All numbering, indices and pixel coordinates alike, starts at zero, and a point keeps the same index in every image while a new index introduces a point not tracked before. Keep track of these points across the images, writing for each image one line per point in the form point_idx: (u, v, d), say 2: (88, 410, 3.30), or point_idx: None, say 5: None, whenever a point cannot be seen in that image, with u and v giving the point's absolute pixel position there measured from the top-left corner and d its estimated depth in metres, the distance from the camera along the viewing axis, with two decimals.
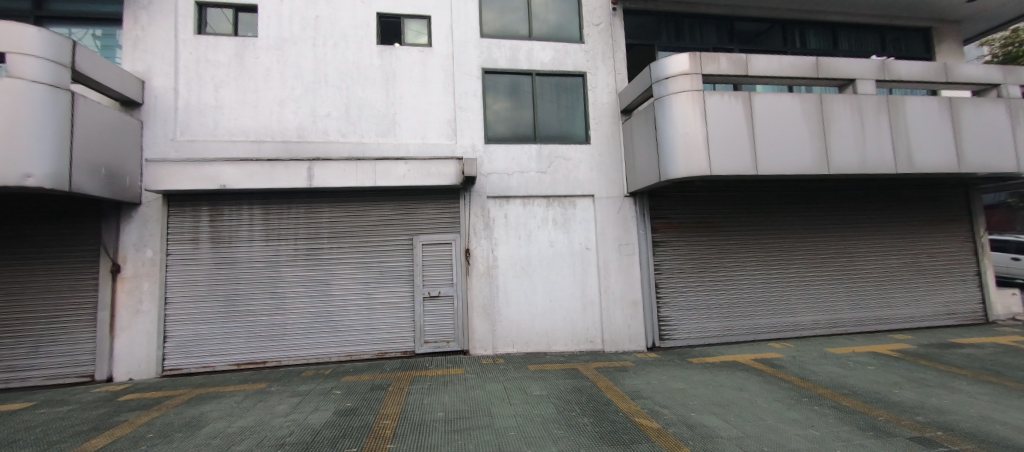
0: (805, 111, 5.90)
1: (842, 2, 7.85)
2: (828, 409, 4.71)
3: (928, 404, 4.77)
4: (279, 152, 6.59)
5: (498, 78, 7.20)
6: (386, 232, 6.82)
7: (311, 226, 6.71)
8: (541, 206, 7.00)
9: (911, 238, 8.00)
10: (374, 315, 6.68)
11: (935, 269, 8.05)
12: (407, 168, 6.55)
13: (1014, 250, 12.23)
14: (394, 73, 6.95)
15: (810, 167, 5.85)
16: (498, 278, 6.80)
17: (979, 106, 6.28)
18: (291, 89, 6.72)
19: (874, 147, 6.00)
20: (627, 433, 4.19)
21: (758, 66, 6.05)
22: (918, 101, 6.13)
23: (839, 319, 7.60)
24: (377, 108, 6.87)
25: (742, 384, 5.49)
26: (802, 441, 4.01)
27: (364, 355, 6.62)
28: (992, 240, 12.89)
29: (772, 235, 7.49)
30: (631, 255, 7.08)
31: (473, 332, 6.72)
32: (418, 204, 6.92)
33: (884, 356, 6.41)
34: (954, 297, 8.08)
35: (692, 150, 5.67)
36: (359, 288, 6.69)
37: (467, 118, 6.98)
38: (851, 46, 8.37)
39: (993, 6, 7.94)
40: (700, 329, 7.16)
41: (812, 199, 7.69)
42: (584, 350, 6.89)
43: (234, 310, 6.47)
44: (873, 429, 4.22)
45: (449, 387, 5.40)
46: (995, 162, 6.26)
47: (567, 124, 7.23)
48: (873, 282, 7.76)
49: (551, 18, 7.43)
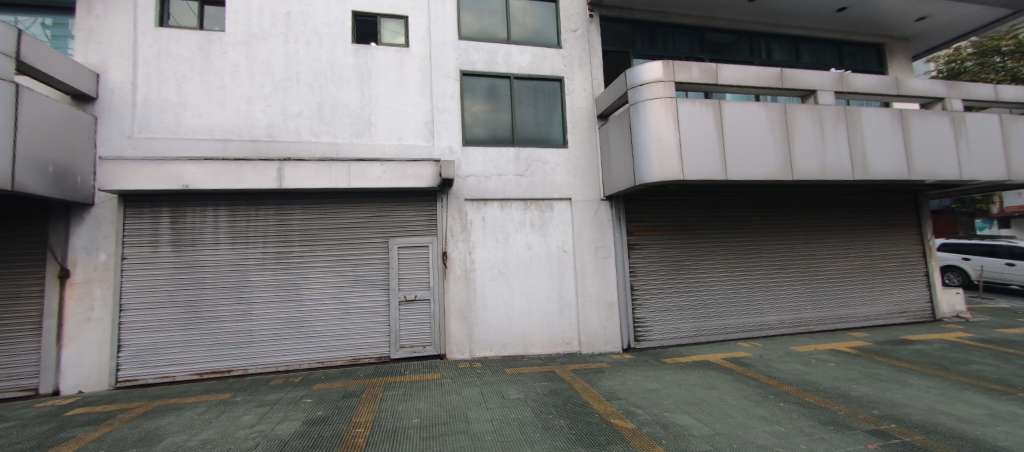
0: (771, 119, 6.17)
1: (804, 17, 8.28)
2: (793, 405, 4.91)
3: (883, 398, 5.05)
4: (248, 151, 6.34)
5: (476, 80, 7.17)
6: (361, 235, 6.66)
7: (282, 229, 6.47)
8: (519, 209, 7.02)
9: (867, 241, 8.48)
10: (347, 320, 6.49)
11: (888, 270, 8.55)
12: (383, 170, 6.41)
13: (1007, 255, 12.04)
14: (369, 73, 6.83)
15: (776, 173, 6.11)
16: (476, 282, 6.76)
17: (925, 118, 6.75)
18: (260, 86, 6.49)
19: (834, 154, 6.34)
20: (603, 434, 4.23)
21: (728, 75, 6.29)
22: (872, 112, 6.53)
23: (802, 319, 7.96)
24: (352, 108, 6.72)
25: (713, 382, 5.66)
26: (769, 437, 4.16)
27: (337, 362, 6.42)
28: (977, 245, 12.61)
29: (740, 238, 7.77)
30: (607, 258, 7.19)
31: (450, 336, 6.65)
32: (395, 207, 6.80)
33: (844, 353, 6.74)
34: (906, 296, 8.62)
35: (666, 155, 5.81)
36: (332, 292, 6.49)
37: (444, 120, 6.92)
38: (812, 59, 8.83)
39: (937, 25, 8.56)
40: (673, 330, 7.33)
41: (777, 204, 8.02)
42: (561, 353, 6.93)
43: (196, 317, 6.15)
44: (834, 423, 4.43)
45: (425, 392, 5.31)
46: (941, 171, 6.72)
47: (545, 128, 7.28)
48: (833, 283, 8.18)
49: (529, 23, 7.48)
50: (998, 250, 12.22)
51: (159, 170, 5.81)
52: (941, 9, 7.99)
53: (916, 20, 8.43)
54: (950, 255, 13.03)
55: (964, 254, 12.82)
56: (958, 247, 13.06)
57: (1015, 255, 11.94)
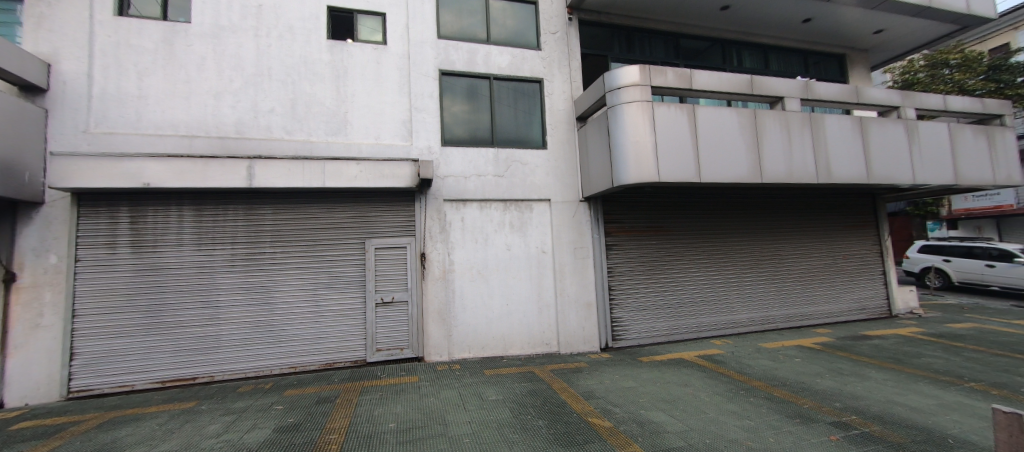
0: (742, 124, 6.39)
1: (772, 26, 8.64)
2: (762, 400, 5.09)
3: (844, 391, 5.31)
4: (215, 148, 6.07)
5: (455, 80, 7.12)
6: (336, 236, 6.49)
7: (252, 230, 6.24)
8: (498, 210, 7.01)
9: (829, 242, 8.91)
10: (321, 323, 6.31)
11: (849, 269, 9.01)
12: (359, 169, 6.27)
13: (988, 256, 12.00)
14: (345, 70, 6.67)
15: (747, 176, 6.34)
16: (455, 283, 6.70)
17: (882, 125, 7.15)
18: (229, 81, 6.24)
19: (800, 159, 6.62)
20: (581, 433, 4.26)
21: (701, 80, 6.48)
22: (835, 119, 6.87)
23: (770, 317, 8.27)
24: (327, 106, 6.55)
25: (687, 380, 5.80)
26: (740, 431, 4.30)
27: (310, 366, 6.23)
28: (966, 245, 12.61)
29: (713, 239, 8.02)
30: (586, 258, 7.27)
31: (428, 338, 6.56)
32: (371, 207, 6.66)
33: (809, 349, 7.06)
34: (865, 294, 9.09)
35: (642, 157, 5.93)
36: (305, 294, 6.30)
37: (423, 120, 6.84)
38: (779, 67, 9.21)
39: (892, 38, 9.09)
40: (649, 329, 7.48)
41: (747, 205, 8.32)
42: (540, 353, 6.95)
43: (158, 322, 5.84)
44: (800, 417, 4.63)
45: (401, 396, 5.22)
46: (896, 175, 7.14)
47: (524, 129, 7.30)
48: (799, 282, 8.55)
49: (508, 24, 7.50)
50: (979, 251, 12.26)
51: (116, 167, 5.49)
52: (896, 24, 8.48)
53: (875, 32, 8.92)
54: (933, 256, 13.43)
55: (946, 256, 13.10)
56: (943, 250, 13.32)
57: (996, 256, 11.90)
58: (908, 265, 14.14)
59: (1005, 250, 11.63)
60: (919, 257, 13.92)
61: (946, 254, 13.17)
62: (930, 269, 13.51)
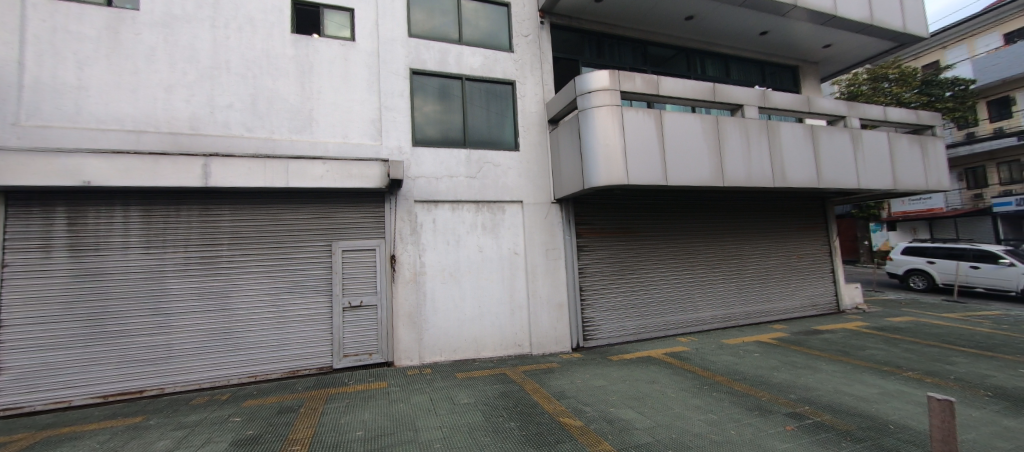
0: (705, 130, 6.68)
1: (732, 37, 9.08)
2: (724, 394, 5.32)
3: (798, 383, 5.63)
4: (167, 145, 5.69)
5: (426, 80, 7.03)
6: (300, 238, 6.24)
7: (208, 232, 5.88)
8: (470, 211, 6.96)
9: (784, 243, 9.44)
10: (284, 330, 6.03)
11: (801, 268, 9.58)
12: (325, 169, 6.06)
13: (974, 257, 12.10)
14: (311, 66, 6.44)
15: (710, 180, 6.62)
16: (426, 285, 6.59)
17: (831, 133, 7.66)
18: (182, 73, 5.87)
19: (758, 164, 6.98)
20: (552, 433, 4.29)
21: (667, 87, 6.71)
22: (789, 127, 7.29)
23: (731, 314, 8.66)
24: (291, 103, 6.29)
25: (654, 377, 5.98)
26: (704, 425, 4.47)
27: (272, 375, 5.94)
28: (949, 246, 12.71)
29: (678, 239, 8.31)
30: (557, 260, 7.34)
31: (398, 342, 6.41)
32: (338, 208, 6.45)
33: (767, 344, 7.44)
34: (816, 291, 9.70)
35: (612, 160, 6.07)
36: (267, 299, 6.01)
37: (393, 119, 6.70)
38: (739, 76, 9.70)
39: (840, 52, 9.77)
40: (619, 328, 7.65)
41: (710, 208, 8.68)
42: (512, 354, 6.95)
43: (101, 331, 5.39)
44: (759, 409, 4.86)
45: (370, 402, 5.07)
46: (843, 180, 7.66)
47: (497, 131, 7.30)
48: (757, 280, 9.01)
49: (481, 25, 7.48)
50: (964, 254, 12.38)
51: (52, 163, 5.03)
52: (843, 39, 9.12)
53: (824, 46, 9.55)
54: (917, 258, 13.32)
55: (930, 258, 13.06)
56: (926, 252, 13.29)
57: (981, 259, 12.04)
58: (890, 267, 14.08)
59: (991, 253, 11.79)
60: (901, 259, 13.89)
61: (929, 256, 13.17)
62: (913, 271, 13.48)
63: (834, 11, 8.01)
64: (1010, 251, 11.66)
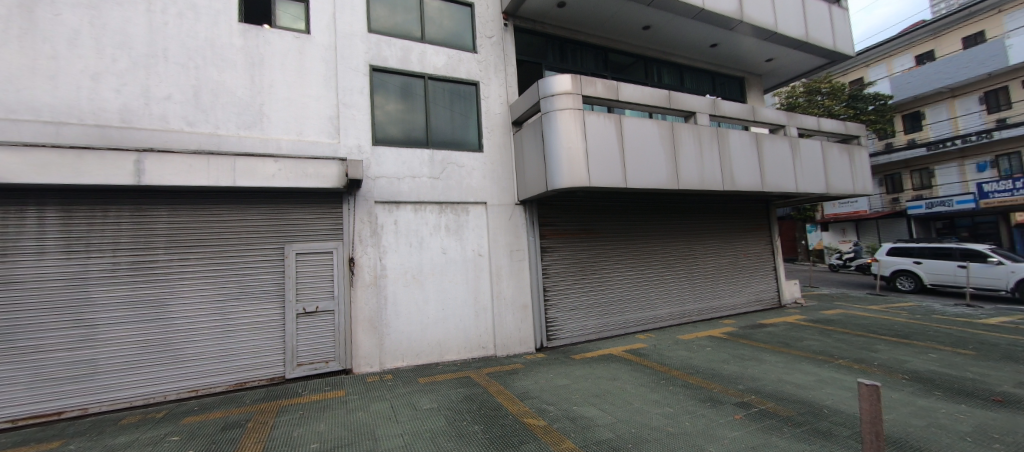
0: (661, 135, 6.98)
1: (685, 48, 9.58)
2: (680, 388, 5.57)
3: (746, 374, 6.01)
4: (93, 138, 5.14)
5: (388, 77, 6.84)
6: (250, 240, 5.86)
7: (142, 235, 5.38)
8: (433, 213, 6.84)
9: (733, 242, 10.08)
10: (230, 339, 5.62)
11: (748, 266, 10.26)
12: (278, 167, 5.74)
13: (960, 257, 12.06)
14: (262, 58, 6.08)
15: (666, 183, 6.92)
16: (387, 288, 6.39)
17: (773, 141, 8.26)
18: (111, 60, 5.34)
19: (709, 168, 7.40)
20: (516, 435, 4.30)
21: (627, 92, 6.95)
22: (736, 134, 7.78)
23: (686, 311, 9.11)
24: (239, 96, 5.90)
25: (615, 374, 6.15)
26: (661, 418, 4.66)
27: (216, 388, 5.52)
28: (936, 245, 12.63)
29: (637, 240, 8.63)
30: (522, 261, 7.38)
31: (358, 348, 6.16)
32: (292, 208, 6.12)
33: (718, 338, 7.88)
34: (761, 288, 10.42)
35: (574, 162, 6.19)
36: (212, 306, 5.58)
37: (353, 117, 6.47)
38: (692, 85, 10.25)
39: (780, 66, 10.57)
40: (581, 328, 7.81)
41: (667, 209, 9.09)
42: (476, 357, 6.90)
43: (8, 348, 4.77)
44: (710, 400, 5.14)
45: (326, 413, 4.84)
46: (783, 184, 8.28)
47: (460, 132, 7.24)
48: (709, 278, 9.54)
49: (445, 24, 7.40)
50: (950, 252, 12.32)
51: None
52: (783, 54, 9.89)
53: (766, 60, 10.30)
54: (904, 259, 13.20)
55: (915, 258, 12.95)
56: (912, 252, 13.16)
57: (968, 257, 11.99)
58: (876, 268, 13.89)
59: (979, 252, 11.77)
60: (887, 259, 13.75)
61: (915, 256, 13.06)
62: (899, 272, 13.35)
63: (775, 28, 8.68)
64: (995, 249, 11.70)
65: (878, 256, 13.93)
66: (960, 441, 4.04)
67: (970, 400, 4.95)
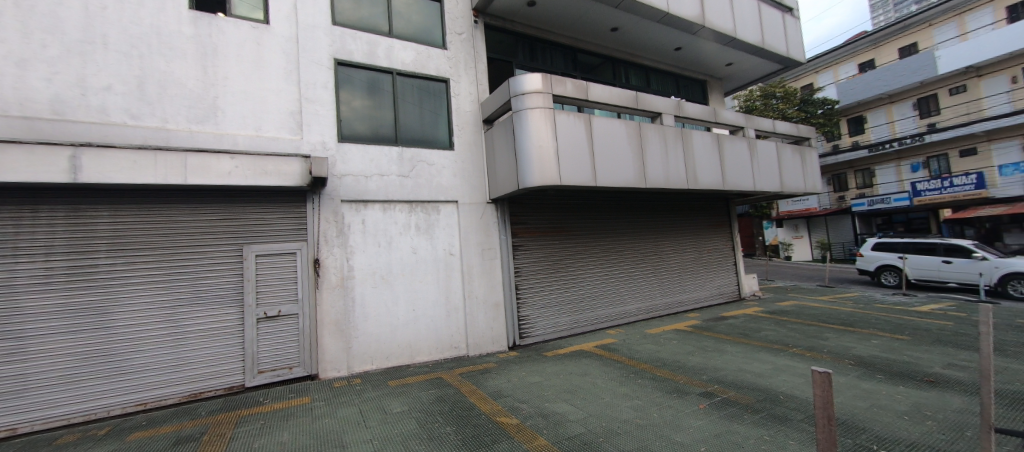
0: (628, 135, 7.15)
1: (651, 50, 9.86)
2: (648, 380, 5.73)
3: (709, 365, 6.27)
4: (18, 131, 4.64)
5: (353, 72, 6.61)
6: (204, 242, 5.50)
7: (80, 237, 4.94)
8: (403, 212, 6.69)
9: (697, 239, 10.50)
10: (182, 348, 5.25)
11: (710, 261, 10.71)
12: (235, 164, 5.41)
13: (945, 252, 12.09)
14: (215, 48, 5.71)
15: (634, 181, 7.09)
16: (354, 290, 6.17)
17: (732, 142, 8.65)
18: (40, 47, 4.86)
19: (674, 167, 7.65)
20: (488, 434, 4.28)
21: (596, 92, 7.07)
22: (699, 135, 8.09)
23: (653, 306, 9.39)
24: (190, 89, 5.51)
25: (586, 369, 6.26)
26: (630, 411, 4.77)
27: (168, 401, 5.16)
28: (923, 241, 12.63)
29: (606, 237, 8.81)
30: (493, 259, 7.35)
31: (323, 353, 5.93)
32: (251, 207, 5.82)
33: (683, 331, 8.19)
34: (723, 282, 10.92)
35: (545, 161, 6.23)
36: (161, 313, 5.19)
37: (316, 112, 6.21)
38: (657, 86, 10.57)
39: (739, 70, 11.07)
40: (553, 325, 7.89)
41: (635, 207, 9.33)
42: (448, 357, 6.82)
43: None
44: (676, 391, 5.32)
45: (290, 421, 4.62)
46: (742, 183, 8.68)
47: (430, 129, 7.11)
48: (675, 273, 9.88)
49: (413, 19, 7.24)
50: (934, 247, 12.36)
51: None
52: (741, 59, 10.37)
53: (727, 64, 10.77)
54: (889, 254, 13.20)
55: (901, 254, 13.00)
56: (896, 248, 13.21)
57: (952, 252, 12.02)
58: (861, 263, 13.87)
59: (962, 246, 11.79)
60: (871, 255, 13.75)
61: (900, 252, 13.10)
62: (884, 267, 13.35)
63: (734, 33, 9.09)
64: (979, 244, 11.72)
65: (864, 252, 13.93)
66: (899, 419, 4.39)
67: (906, 382, 5.40)
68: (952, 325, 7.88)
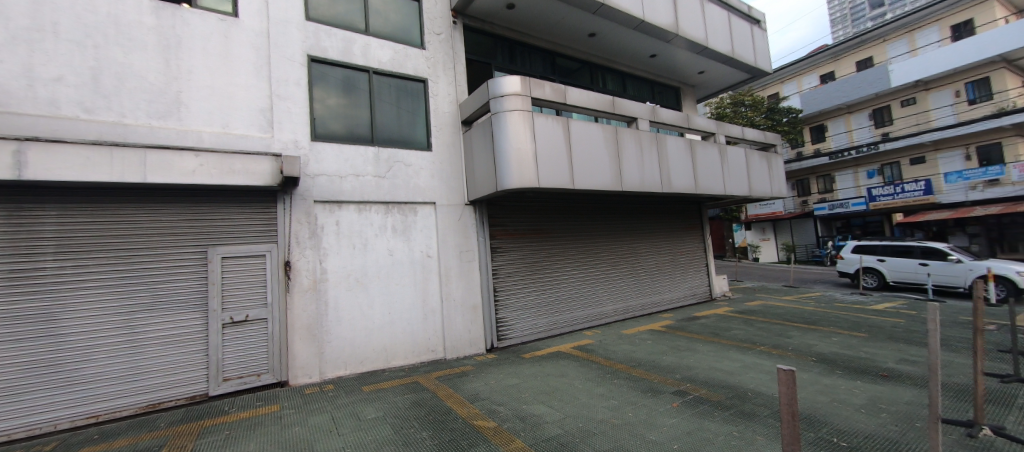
0: (605, 139, 7.27)
1: (628, 57, 10.09)
2: (623, 380, 5.82)
3: (682, 364, 6.43)
4: None
5: (328, 69, 6.45)
6: (165, 243, 5.21)
7: (24, 238, 4.59)
8: (379, 213, 6.56)
9: (671, 241, 10.78)
10: (139, 356, 4.95)
11: (683, 262, 11.02)
12: (199, 162, 5.16)
13: (922, 255, 12.33)
14: (178, 40, 5.44)
15: (610, 184, 7.21)
16: (327, 293, 5.99)
17: (704, 147, 8.94)
18: None
19: (649, 171, 7.83)
20: (465, 438, 4.24)
21: (574, 96, 7.15)
22: (673, 140, 8.32)
23: (629, 306, 9.56)
24: (151, 82, 5.22)
25: (563, 370, 6.30)
26: (606, 411, 4.83)
27: (122, 413, 4.84)
28: (900, 243, 12.88)
29: (583, 239, 8.92)
30: (471, 261, 7.31)
31: (294, 358, 5.73)
32: (218, 208, 5.56)
33: (657, 332, 8.37)
34: (695, 283, 11.24)
35: (523, 163, 6.25)
36: (116, 319, 4.89)
37: (289, 110, 6.02)
38: (633, 92, 10.81)
39: (711, 78, 11.46)
40: (531, 327, 7.90)
41: (611, 210, 9.49)
42: (425, 360, 6.72)
43: None
44: (650, 390, 5.43)
45: (257, 431, 4.43)
46: (713, 187, 8.98)
47: (407, 129, 7.00)
48: (649, 275, 10.11)
49: (391, 18, 7.13)
50: (911, 250, 12.62)
51: None
52: (712, 67, 10.75)
53: (699, 72, 11.13)
54: (868, 256, 13.49)
55: (879, 256, 13.28)
56: (875, 250, 13.49)
57: (928, 255, 12.26)
58: (842, 266, 14.17)
59: (937, 249, 12.05)
60: (852, 257, 14.01)
61: (879, 254, 13.37)
62: (864, 269, 13.62)
63: (706, 43, 9.42)
64: (954, 246, 11.96)
65: (844, 254, 14.21)
66: (856, 413, 4.63)
67: (863, 377, 5.70)
68: (903, 323, 8.38)
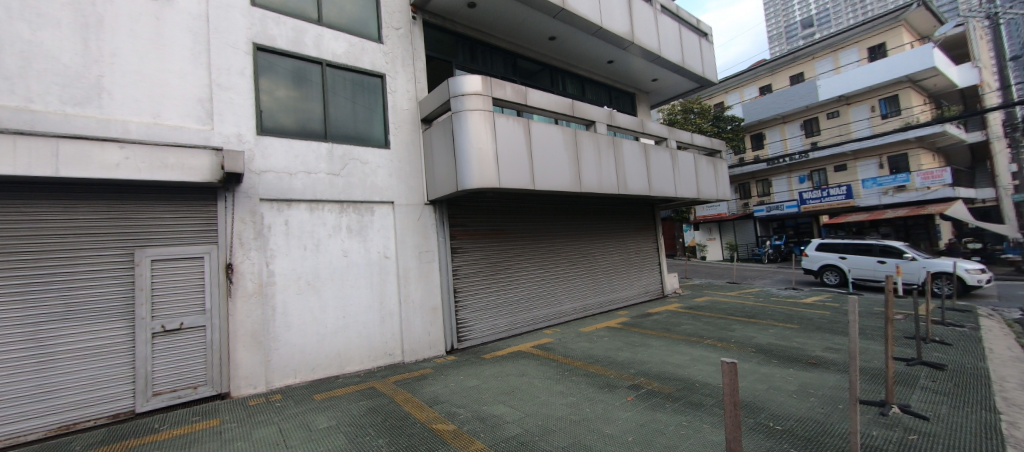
0: (564, 141, 7.40)
1: (586, 62, 10.36)
2: (581, 377, 5.95)
3: (637, 359, 6.69)
4: None
5: (277, 59, 6.06)
6: (83, 245, 4.67)
7: None
8: (332, 212, 6.26)
9: (625, 241, 11.18)
10: (49, 372, 4.38)
11: (636, 261, 11.46)
12: (124, 155, 4.66)
13: (879, 252, 13.09)
14: (100, 19, 4.87)
15: (569, 185, 7.35)
16: (275, 298, 5.63)
17: (657, 152, 9.36)
18: None
19: (606, 173, 8.07)
20: (423, 443, 4.14)
21: (534, 98, 7.21)
22: (628, 143, 8.63)
23: (586, 305, 9.79)
24: (66, 64, 4.65)
25: (523, 370, 6.33)
26: (564, 408, 4.91)
27: (27, 438, 4.25)
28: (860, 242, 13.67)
29: (542, 240, 9.04)
30: (431, 262, 7.16)
31: (237, 368, 5.32)
32: (148, 205, 5.05)
33: (614, 329, 8.64)
34: (647, 281, 11.73)
35: (484, 163, 6.21)
36: (20, 332, 4.29)
37: (232, 101, 5.60)
38: (591, 96, 11.12)
39: (664, 85, 12.01)
40: (491, 327, 7.88)
41: (569, 211, 9.68)
42: (382, 365, 6.50)
43: None
44: (607, 385, 5.59)
45: (193, 448, 4.08)
46: (665, 189, 9.41)
47: (363, 126, 6.74)
48: (605, 274, 10.42)
49: (346, 8, 6.82)
50: (870, 248, 13.37)
51: None
52: (665, 75, 11.27)
53: (653, 80, 11.64)
54: (831, 254, 14.25)
55: (841, 253, 14.03)
56: (838, 248, 14.28)
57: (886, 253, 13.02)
58: (808, 264, 14.94)
59: (894, 248, 12.82)
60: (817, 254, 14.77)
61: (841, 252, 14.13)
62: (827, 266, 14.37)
63: (659, 52, 9.87)
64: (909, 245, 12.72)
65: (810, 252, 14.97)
66: (790, 398, 5.03)
67: (796, 365, 6.22)
68: (829, 315, 9.22)
